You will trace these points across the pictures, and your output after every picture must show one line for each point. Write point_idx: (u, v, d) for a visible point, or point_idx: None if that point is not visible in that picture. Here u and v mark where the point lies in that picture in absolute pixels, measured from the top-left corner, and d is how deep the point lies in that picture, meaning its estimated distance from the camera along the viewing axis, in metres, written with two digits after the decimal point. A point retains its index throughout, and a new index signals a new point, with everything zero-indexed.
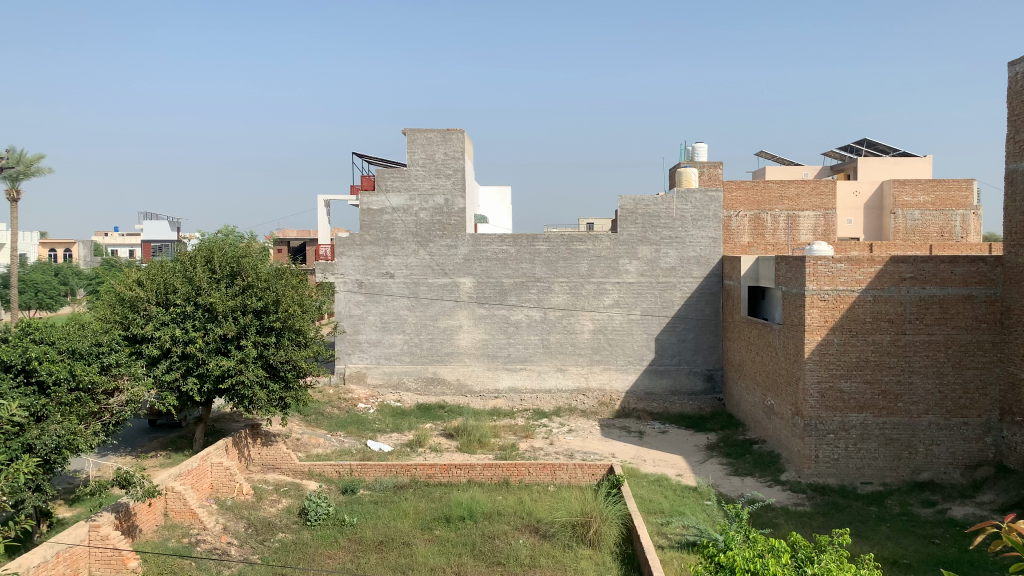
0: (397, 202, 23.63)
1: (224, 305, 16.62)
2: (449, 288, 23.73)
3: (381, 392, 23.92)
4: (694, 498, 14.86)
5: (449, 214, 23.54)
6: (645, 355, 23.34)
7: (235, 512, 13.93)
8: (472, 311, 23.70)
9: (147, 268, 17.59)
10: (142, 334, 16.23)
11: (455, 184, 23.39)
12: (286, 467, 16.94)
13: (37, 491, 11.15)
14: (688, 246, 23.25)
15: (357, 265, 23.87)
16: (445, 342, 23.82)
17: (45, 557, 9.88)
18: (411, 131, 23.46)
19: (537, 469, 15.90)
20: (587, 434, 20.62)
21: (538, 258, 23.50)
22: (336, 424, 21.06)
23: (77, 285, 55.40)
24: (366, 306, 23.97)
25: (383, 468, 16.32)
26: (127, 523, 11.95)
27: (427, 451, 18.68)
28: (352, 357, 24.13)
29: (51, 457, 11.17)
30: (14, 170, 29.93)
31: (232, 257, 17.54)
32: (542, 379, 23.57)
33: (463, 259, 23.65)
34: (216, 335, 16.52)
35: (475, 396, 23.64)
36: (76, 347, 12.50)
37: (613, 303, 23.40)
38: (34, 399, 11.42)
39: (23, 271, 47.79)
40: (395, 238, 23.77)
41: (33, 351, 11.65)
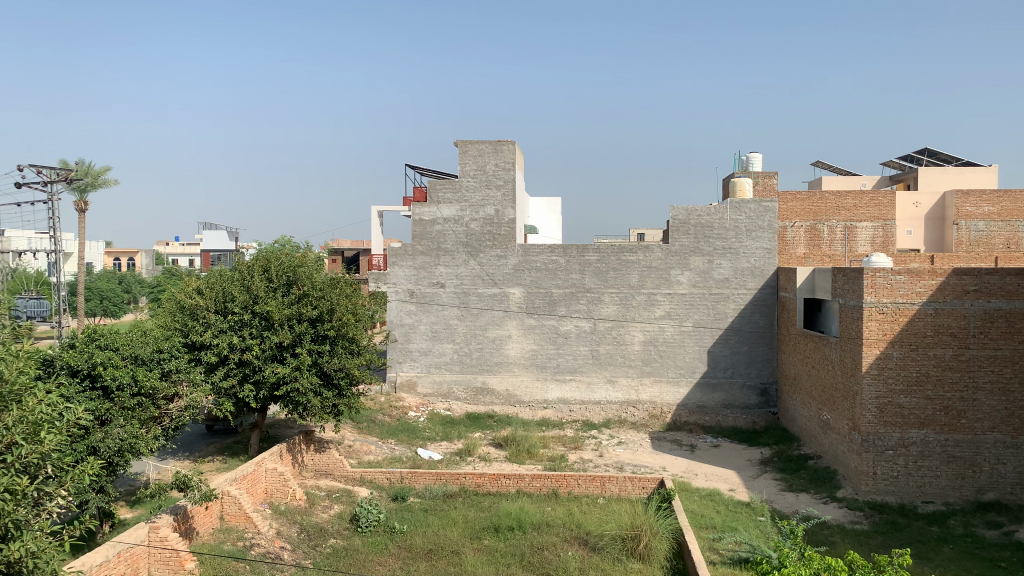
0: (448, 213, 23.84)
1: (280, 313, 16.96)
2: (499, 298, 23.79)
3: (431, 400, 24.09)
4: (747, 513, 14.59)
5: (499, 224, 23.63)
6: (697, 367, 23.06)
7: (288, 517, 14.16)
8: (521, 321, 23.73)
9: (206, 277, 18.04)
10: (201, 341, 16.65)
11: (505, 195, 23.49)
12: (338, 474, 17.17)
13: (100, 493, 11.52)
14: (741, 257, 22.92)
15: (408, 274, 24.15)
16: (495, 352, 23.88)
17: (107, 556, 10.13)
18: (463, 143, 23.66)
19: (586, 481, 15.80)
20: (638, 447, 20.44)
21: (589, 269, 23.43)
22: (387, 431, 21.26)
23: (140, 293, 57.09)
24: (417, 315, 24.20)
25: (433, 476, 16.39)
26: (185, 525, 12.23)
27: (477, 460, 18.72)
28: (403, 365, 24.37)
29: (113, 460, 11.57)
30: (83, 182, 31.05)
31: (289, 267, 17.89)
32: (592, 390, 23.44)
33: (513, 269, 23.71)
34: (272, 342, 16.85)
35: (525, 406, 23.62)
36: (139, 353, 12.84)
37: (664, 315, 23.19)
38: (99, 403, 11.82)
39: (90, 279, 49.47)
40: (446, 248, 23.97)
41: (99, 357, 12.06)
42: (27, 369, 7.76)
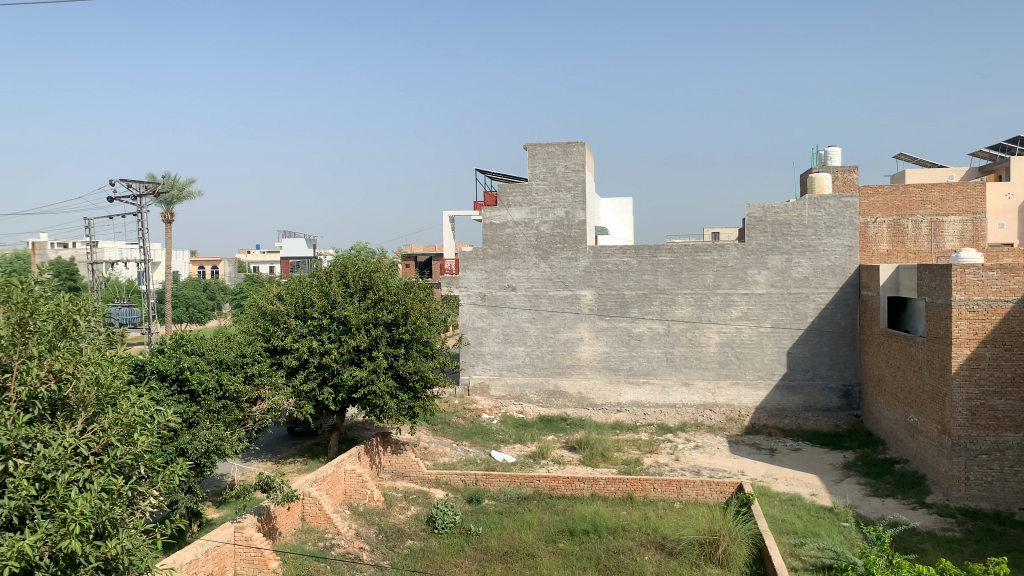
0: (519, 216, 23.91)
1: (357, 318, 17.31)
2: (570, 300, 23.72)
3: (504, 403, 24.18)
4: (830, 519, 14.15)
5: (570, 226, 23.58)
6: (776, 369, 22.50)
7: (367, 518, 14.42)
8: (593, 324, 23.61)
9: (287, 283, 18.56)
10: (282, 346, 17.15)
11: (576, 197, 23.42)
12: (414, 475, 17.40)
13: (189, 493, 11.97)
14: (821, 255, 22.28)
15: (480, 278, 24.32)
16: (567, 354, 23.80)
17: (196, 555, 10.46)
18: (533, 146, 23.72)
19: (662, 485, 15.61)
20: (715, 451, 20.07)
21: (661, 269, 23.16)
22: (461, 434, 21.44)
23: (223, 300, 59.10)
24: (489, 318, 24.34)
25: (507, 479, 16.41)
26: (268, 525, 12.58)
27: (550, 463, 18.69)
28: (476, 368, 24.53)
29: (201, 462, 12.02)
30: (169, 195, 32.35)
31: (365, 272, 18.25)
32: (666, 393, 23.13)
33: (585, 271, 23.61)
34: (350, 346, 17.20)
35: (598, 409, 23.47)
36: (224, 358, 13.28)
37: (741, 315, 22.72)
38: (186, 406, 12.30)
39: (176, 287, 51.46)
40: (517, 251, 24.05)
41: (186, 362, 12.56)
42: (122, 374, 8.12)
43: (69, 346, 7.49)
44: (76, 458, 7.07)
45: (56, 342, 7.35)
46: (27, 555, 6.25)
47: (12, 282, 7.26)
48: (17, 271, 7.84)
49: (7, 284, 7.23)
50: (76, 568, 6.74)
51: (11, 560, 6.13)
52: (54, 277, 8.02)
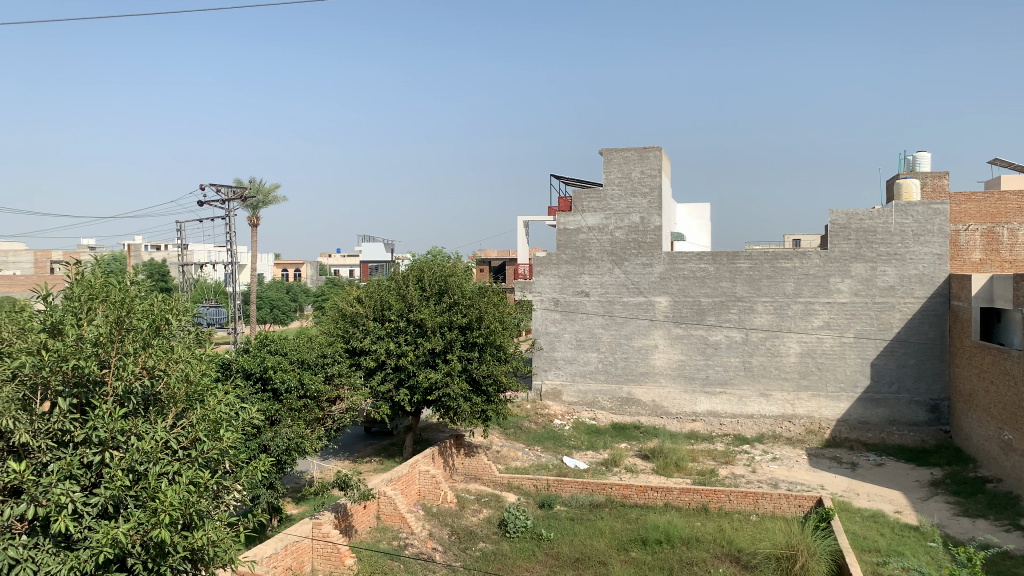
0: (594, 222, 23.85)
1: (432, 321, 17.56)
2: (645, 307, 23.48)
3: (576, 409, 24.11)
4: (916, 538, 13.58)
5: (646, 232, 23.38)
6: (859, 381, 21.77)
7: (440, 519, 14.59)
8: (668, 331, 23.30)
9: (365, 286, 18.99)
10: (361, 347, 17.54)
11: (652, 202, 23.21)
12: (486, 478, 17.50)
13: (270, 489, 12.34)
14: (908, 264, 21.46)
15: (553, 283, 24.36)
16: (640, 361, 23.56)
17: (276, 548, 10.76)
18: (608, 151, 23.64)
19: (738, 497, 15.28)
20: (793, 463, 19.54)
21: (739, 277, 22.72)
22: (534, 438, 21.47)
23: (305, 302, 60.82)
24: (562, 324, 24.33)
25: (579, 485, 16.37)
26: (345, 522, 12.85)
27: (623, 471, 18.53)
28: (548, 373, 24.54)
29: (282, 458, 12.40)
30: (255, 199, 33.47)
31: (440, 276, 18.50)
32: (743, 404, 22.65)
33: (660, 277, 23.35)
34: (425, 349, 17.43)
35: (672, 418, 23.15)
36: (306, 358, 13.64)
37: (822, 325, 22.07)
38: (269, 404, 12.72)
39: (261, 290, 53.20)
40: (591, 257, 23.98)
41: (270, 361, 13.00)
42: (210, 372, 8.46)
43: (161, 344, 7.85)
44: (166, 452, 7.38)
45: (150, 340, 7.72)
46: (120, 543, 6.56)
47: (111, 282, 7.68)
48: (116, 272, 8.26)
49: (106, 284, 7.65)
50: (165, 557, 7.01)
51: (105, 546, 6.47)
52: (149, 278, 8.43)
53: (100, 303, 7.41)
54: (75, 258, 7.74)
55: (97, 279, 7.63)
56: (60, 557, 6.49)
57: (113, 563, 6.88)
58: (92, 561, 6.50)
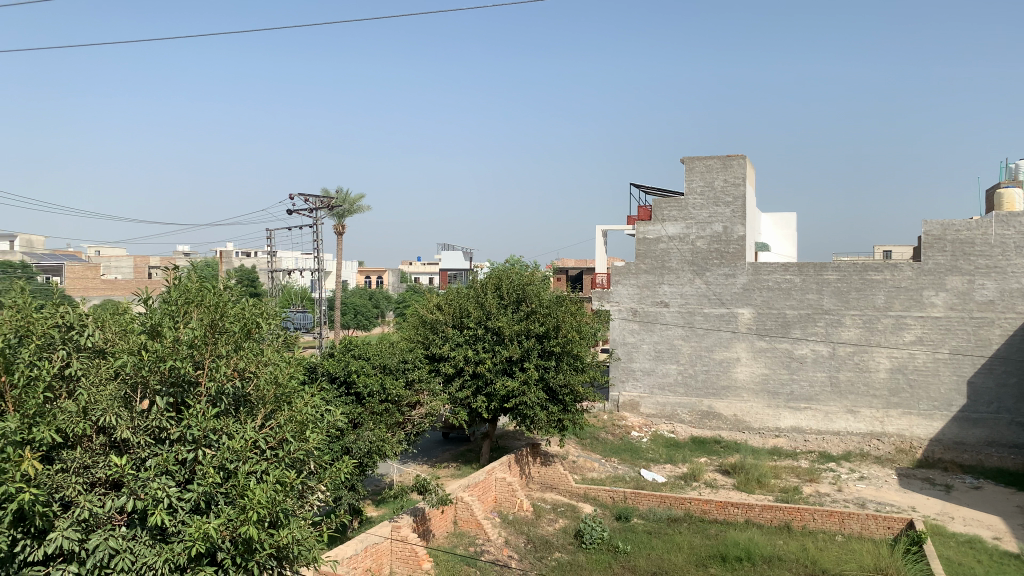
0: (674, 231, 23.56)
1: (510, 329, 17.66)
2: (727, 318, 23.01)
3: (654, 421, 23.79)
4: (1017, 567, 12.83)
5: (729, 241, 22.95)
6: (955, 400, 20.78)
7: (516, 527, 14.62)
8: (751, 343, 22.76)
9: (445, 293, 19.29)
10: (440, 353, 17.78)
11: (735, 212, 22.79)
12: (562, 488, 17.44)
13: (352, 491, 12.59)
14: (1009, 277, 20.41)
15: (632, 293, 24.18)
16: (722, 375, 23.09)
17: (356, 550, 10.96)
18: (691, 159, 23.37)
19: (823, 516, 14.77)
20: (883, 483, 18.78)
21: (827, 288, 22.02)
22: (611, 450, 21.30)
23: (388, 308, 62.07)
24: (640, 334, 24.06)
25: (657, 499, 16.11)
26: (423, 526, 13.00)
27: (702, 486, 18.18)
28: (626, 385, 24.30)
29: (364, 461, 12.63)
30: (340, 209, 34.30)
31: (519, 285, 18.59)
32: (830, 420, 21.90)
33: (743, 289, 22.86)
34: (503, 356, 17.53)
35: (754, 433, 22.60)
36: (387, 363, 13.93)
37: (914, 340, 21.18)
38: (352, 407, 13.04)
39: (346, 295, 54.62)
40: (671, 267, 23.69)
41: (353, 365, 13.35)
42: (297, 374, 8.71)
43: (252, 346, 8.15)
44: (255, 451, 7.63)
45: (241, 342, 8.02)
46: (210, 537, 6.82)
47: (205, 286, 8.02)
48: (211, 278, 8.61)
49: (201, 289, 7.98)
50: (253, 553, 7.21)
51: (197, 540, 6.74)
52: (241, 284, 8.73)
53: (195, 307, 7.75)
54: (173, 263, 8.12)
55: (192, 283, 7.98)
56: (155, 549, 6.79)
57: (205, 557, 7.13)
58: (185, 555, 6.77)
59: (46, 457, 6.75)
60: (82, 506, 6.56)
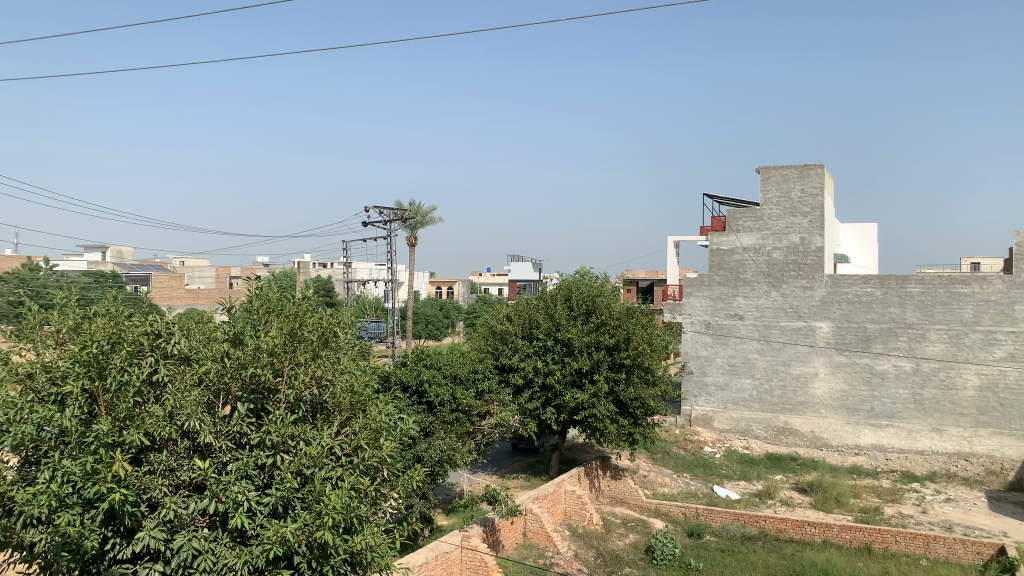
0: (749, 242, 23.12)
1: (580, 340, 17.58)
2: (804, 332, 22.40)
3: (728, 437, 23.32)
4: None
5: (806, 253, 22.38)
6: None
7: (586, 541, 14.52)
8: (830, 358, 22.08)
9: (515, 304, 19.40)
10: (510, 364, 17.89)
11: (813, 222, 22.23)
12: (633, 503, 17.26)
13: (423, 499, 12.71)
14: None
15: (705, 305, 23.83)
16: (799, 390, 22.48)
17: (427, 558, 11.04)
18: (767, 169, 22.92)
19: (906, 538, 14.20)
20: (971, 506, 17.93)
21: (910, 302, 21.24)
22: (683, 465, 20.95)
23: (457, 318, 62.55)
24: (714, 348, 23.65)
25: (731, 516, 15.75)
26: (493, 536, 13.02)
27: (778, 504, 17.70)
28: (698, 399, 23.90)
29: (435, 470, 12.72)
30: (413, 221, 34.84)
31: (588, 296, 18.50)
32: (913, 439, 21.06)
33: (821, 302, 22.23)
34: (572, 368, 17.47)
35: (833, 451, 21.90)
36: (458, 373, 14.03)
37: (1005, 356, 20.21)
38: (424, 416, 13.21)
39: (417, 305, 55.35)
40: (746, 278, 23.25)
41: (425, 374, 13.57)
42: (372, 383, 8.86)
43: (329, 355, 8.30)
44: (331, 457, 7.77)
45: (319, 351, 8.17)
46: (287, 541, 6.96)
47: (286, 296, 8.25)
48: (290, 287, 8.84)
49: (281, 298, 8.22)
50: (327, 558, 7.35)
51: (274, 543, 6.90)
52: (319, 293, 8.93)
53: (275, 316, 8.00)
54: (255, 273, 8.37)
55: (273, 293, 8.24)
56: (235, 551, 6.98)
57: (281, 560, 7.28)
58: (263, 557, 6.95)
59: (136, 459, 7.03)
60: (167, 507, 6.81)
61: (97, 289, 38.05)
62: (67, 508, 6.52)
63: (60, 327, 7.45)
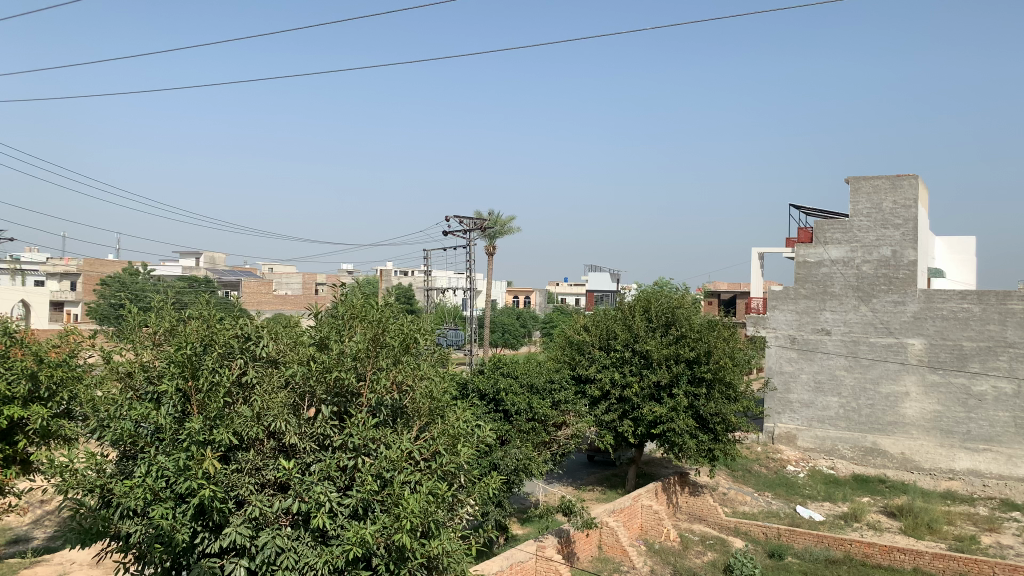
0: (837, 255, 22.42)
1: (659, 352, 17.36)
2: (895, 349, 21.53)
3: (812, 456, 22.60)
4: None
5: (898, 266, 21.55)
6: None
7: (662, 557, 14.30)
8: (922, 377, 21.15)
9: (594, 315, 19.35)
10: (587, 375, 17.85)
11: (905, 235, 21.40)
12: (711, 520, 16.89)
13: (498, 507, 12.75)
14: None
15: (790, 319, 23.21)
16: (889, 410, 21.61)
17: (501, 567, 11.04)
18: (856, 179, 22.22)
19: (1005, 570, 13.44)
20: None
21: (1011, 320, 20.18)
22: (765, 484, 20.39)
23: (535, 327, 62.65)
24: (798, 363, 22.99)
25: (814, 537, 15.21)
26: (568, 548, 12.95)
27: (865, 528, 17.02)
28: (782, 416, 23.27)
29: (511, 479, 12.75)
30: (493, 230, 35.15)
31: (668, 308, 18.29)
32: (1013, 465, 19.92)
33: (914, 317, 21.34)
34: (651, 381, 17.26)
35: (925, 475, 20.94)
36: (534, 383, 14.06)
37: None
38: (500, 424, 13.27)
39: (494, 313, 55.79)
40: (834, 292, 22.54)
41: (502, 383, 13.67)
42: (450, 390, 8.95)
43: (410, 361, 8.43)
44: (410, 462, 7.88)
45: (400, 356, 8.31)
46: (366, 543, 7.07)
47: (369, 303, 8.44)
48: (373, 294, 9.02)
49: (365, 305, 8.41)
50: (405, 561, 7.45)
51: (354, 544, 7.03)
52: (400, 301, 9.07)
53: (359, 322, 8.16)
54: (340, 280, 8.59)
55: (358, 300, 8.44)
56: (317, 551, 7.14)
57: (361, 561, 7.40)
58: (343, 557, 7.08)
59: (225, 457, 7.29)
60: (254, 505, 7.02)
61: (190, 293, 39.80)
62: (161, 502, 6.84)
63: (157, 328, 7.82)
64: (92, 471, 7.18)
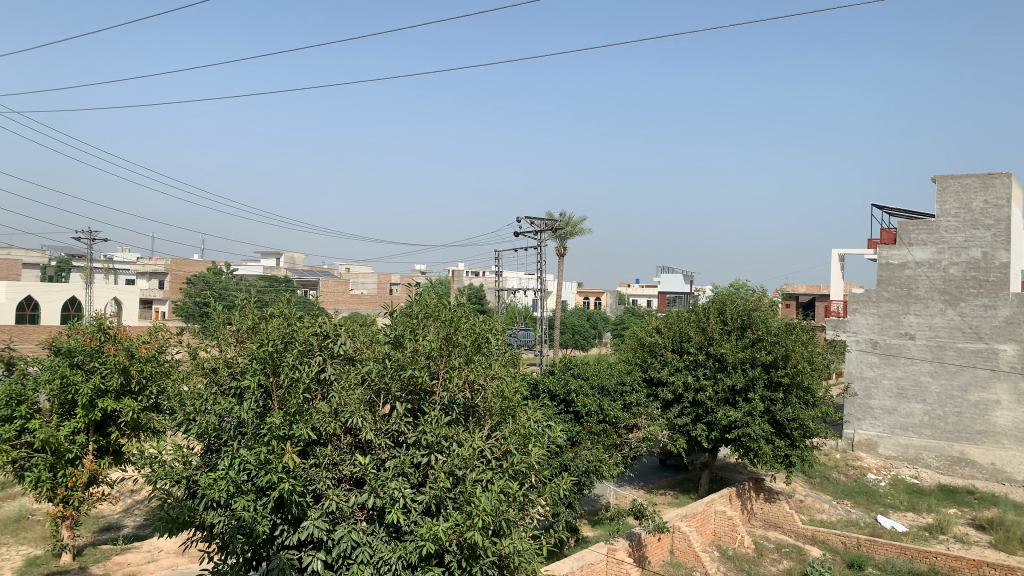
0: (922, 256, 21.60)
1: (734, 356, 17.05)
2: (985, 355, 20.59)
3: (895, 464, 21.82)
4: None
5: (988, 269, 20.60)
6: None
7: (737, 564, 14.04)
8: (1014, 384, 20.15)
9: (666, 317, 19.14)
10: (659, 378, 17.71)
11: (997, 236, 20.42)
12: (787, 527, 16.49)
13: (569, 508, 12.75)
14: None
15: (871, 323, 22.48)
16: (978, 418, 20.67)
17: (572, 567, 11.03)
18: (944, 178, 21.36)
19: None
20: None
21: None
22: (843, 492, 19.78)
23: (605, 329, 62.23)
24: (880, 368, 22.26)
25: (897, 549, 14.67)
26: (639, 552, 12.77)
27: (951, 540, 16.31)
28: (862, 422, 22.57)
29: (582, 480, 12.73)
30: (564, 231, 35.13)
31: (744, 310, 17.92)
32: None
33: (1006, 322, 20.36)
34: (725, 385, 16.98)
35: (1017, 487, 19.95)
36: (605, 385, 13.97)
37: None
38: (571, 426, 13.26)
39: (564, 314, 55.65)
40: (919, 295, 21.72)
41: (572, 384, 13.68)
42: (521, 391, 8.99)
43: (481, 360, 8.50)
44: (481, 460, 7.94)
45: (472, 355, 8.40)
46: (439, 539, 7.15)
47: (442, 302, 8.54)
48: (446, 295, 9.12)
49: (438, 305, 8.52)
50: (476, 559, 7.52)
51: (427, 540, 7.12)
52: (472, 301, 9.15)
53: (432, 321, 8.26)
54: (415, 280, 8.71)
55: (432, 299, 8.56)
56: (391, 546, 7.27)
57: (433, 558, 7.50)
58: (416, 553, 7.19)
59: (304, 451, 7.51)
60: (331, 499, 7.21)
61: (269, 293, 41.05)
62: (243, 494, 7.08)
63: (240, 325, 8.07)
64: (179, 462, 7.54)
